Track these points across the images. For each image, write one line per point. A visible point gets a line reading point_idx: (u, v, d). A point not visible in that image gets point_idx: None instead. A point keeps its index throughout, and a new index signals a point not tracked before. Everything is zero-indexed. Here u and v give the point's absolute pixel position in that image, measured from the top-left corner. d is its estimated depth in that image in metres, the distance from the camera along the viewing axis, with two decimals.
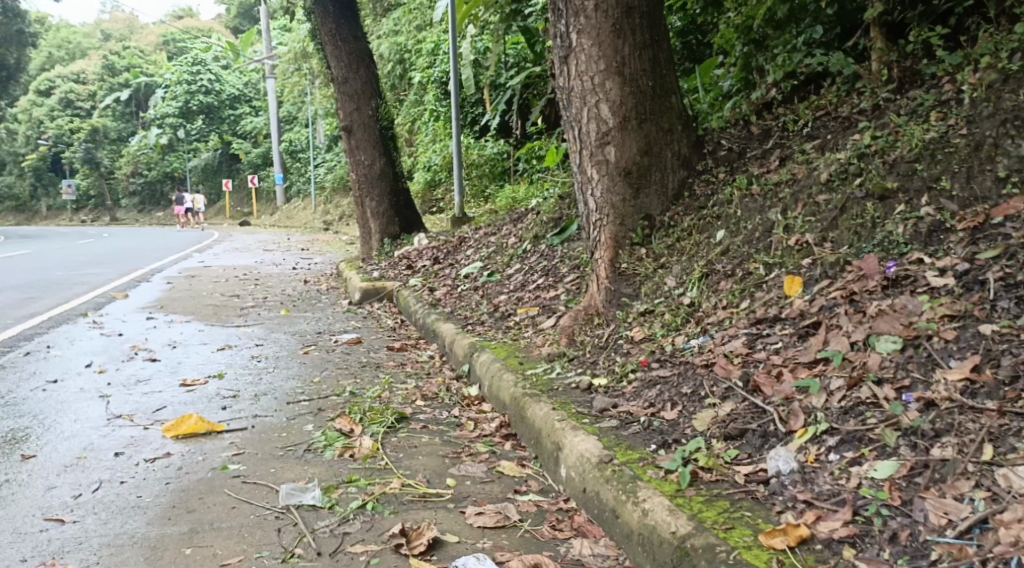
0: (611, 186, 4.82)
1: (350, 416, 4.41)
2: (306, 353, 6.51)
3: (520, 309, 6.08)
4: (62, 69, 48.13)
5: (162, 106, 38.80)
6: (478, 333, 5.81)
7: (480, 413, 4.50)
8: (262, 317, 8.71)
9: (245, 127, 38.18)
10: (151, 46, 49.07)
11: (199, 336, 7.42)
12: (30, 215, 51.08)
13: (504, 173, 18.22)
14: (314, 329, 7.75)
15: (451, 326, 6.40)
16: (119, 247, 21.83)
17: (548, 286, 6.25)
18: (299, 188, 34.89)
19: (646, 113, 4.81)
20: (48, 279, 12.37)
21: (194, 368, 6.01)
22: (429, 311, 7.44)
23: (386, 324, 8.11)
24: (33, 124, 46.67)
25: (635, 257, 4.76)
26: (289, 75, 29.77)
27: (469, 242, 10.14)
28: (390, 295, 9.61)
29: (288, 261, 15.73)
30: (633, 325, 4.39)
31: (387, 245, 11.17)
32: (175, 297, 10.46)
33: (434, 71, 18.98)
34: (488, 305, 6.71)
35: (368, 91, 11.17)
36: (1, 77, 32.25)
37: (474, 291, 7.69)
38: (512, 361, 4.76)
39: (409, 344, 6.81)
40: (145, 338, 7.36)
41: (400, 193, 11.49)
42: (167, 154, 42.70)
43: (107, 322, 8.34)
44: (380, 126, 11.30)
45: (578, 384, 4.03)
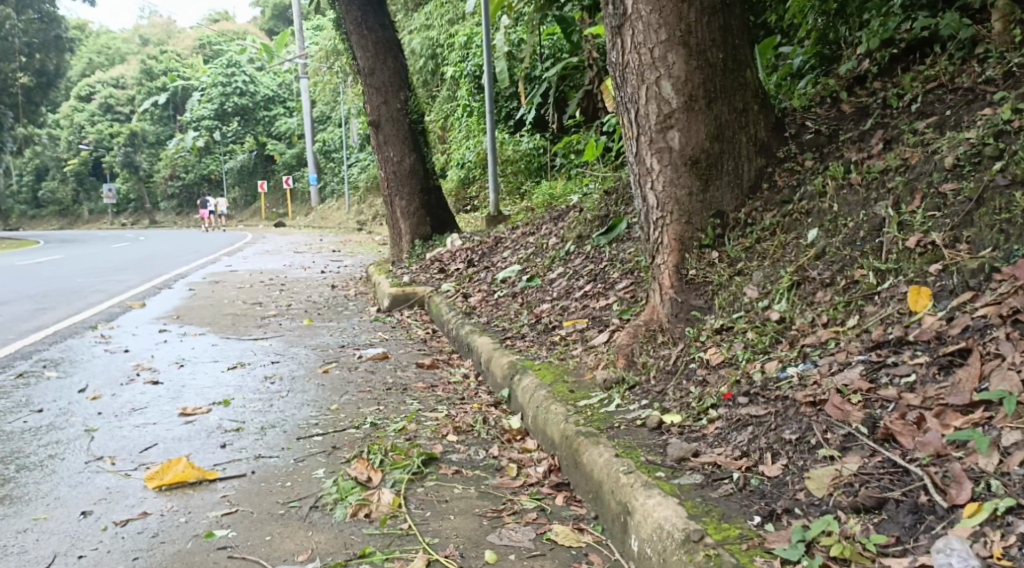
0: (675, 178, 4.07)
1: (366, 458, 3.71)
2: (325, 373, 5.83)
3: (566, 321, 5.35)
4: (101, 74, 48.46)
5: (198, 109, 38.79)
6: (518, 350, 5.08)
7: (524, 452, 3.77)
8: (282, 329, 8.05)
9: (279, 128, 37.86)
10: (186, 49, 48.99)
11: (212, 352, 6.77)
12: (74, 220, 51.41)
13: (541, 169, 17.52)
14: (336, 343, 7.07)
15: (487, 341, 5.68)
16: (152, 252, 21.50)
17: (597, 296, 5.50)
18: (333, 188, 34.48)
19: (716, 90, 4.04)
20: (66, 287, 11.85)
21: (200, 394, 5.35)
22: (464, 321, 6.74)
23: (417, 335, 7.42)
24: (73, 129, 46.81)
25: (705, 262, 4.00)
26: (321, 74, 29.33)
27: (506, 242, 9.44)
28: (420, 302, 8.92)
29: (317, 265, 15.11)
30: (707, 345, 3.63)
31: (418, 247, 10.49)
32: (194, 306, 9.87)
33: (467, 65, 18.33)
34: (529, 316, 5.98)
35: (397, 83, 10.49)
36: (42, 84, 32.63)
37: (513, 299, 6.99)
38: (561, 388, 4.02)
39: (442, 361, 6.11)
40: (154, 356, 6.73)
41: (431, 190, 10.79)
42: (202, 156, 42.53)
43: (116, 336, 7.73)
44: (410, 120, 10.60)
45: (643, 421, 3.29)
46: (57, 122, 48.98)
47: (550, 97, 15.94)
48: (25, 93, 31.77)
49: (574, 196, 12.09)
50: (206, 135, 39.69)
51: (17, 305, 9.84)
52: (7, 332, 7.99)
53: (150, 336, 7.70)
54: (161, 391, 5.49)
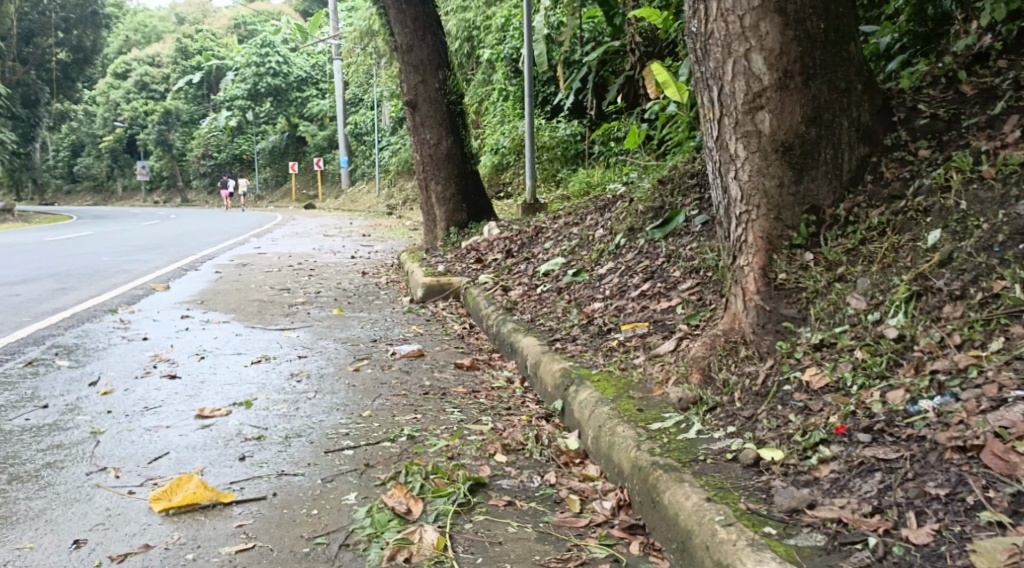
0: (763, 166, 3.52)
1: (403, 481, 3.25)
2: (356, 372, 5.34)
3: (623, 325, 4.81)
4: (138, 52, 48.39)
5: (232, 89, 38.55)
6: (571, 356, 4.58)
7: (584, 480, 3.27)
8: (311, 318, 7.60)
9: (311, 110, 37.35)
10: (222, 29, 48.81)
11: (235, 344, 6.31)
12: (109, 196, 51.48)
13: (578, 156, 17.11)
14: (367, 337, 6.60)
15: (534, 344, 5.15)
16: (181, 231, 21.21)
17: (658, 295, 4.98)
18: (365, 171, 34.15)
19: (815, 66, 3.48)
20: (91, 266, 11.49)
21: (219, 393, 4.89)
22: (505, 318, 6.24)
23: (453, 330, 6.93)
24: (109, 105, 46.83)
25: (797, 265, 3.46)
26: (354, 55, 28.95)
27: (547, 232, 8.90)
28: (455, 293, 8.43)
29: (347, 249, 14.65)
30: (804, 363, 3.12)
31: (454, 235, 10.00)
32: (220, 291, 9.44)
33: (504, 48, 17.79)
34: (579, 316, 5.47)
35: (435, 61, 9.97)
36: (79, 60, 32.61)
37: (557, 296, 6.49)
38: (626, 406, 3.51)
39: (482, 362, 5.59)
40: (174, 345, 6.28)
41: (468, 175, 10.27)
42: (234, 137, 42.33)
43: (136, 321, 7.30)
44: (448, 101, 10.08)
45: (735, 455, 2.82)
46: (94, 99, 49.01)
47: (589, 82, 15.40)
48: (62, 68, 31.79)
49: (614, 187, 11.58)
50: (239, 115, 39.48)
51: (38, 284, 9.47)
52: (23, 313, 7.58)
53: (172, 322, 7.26)
54: (180, 387, 5.03)
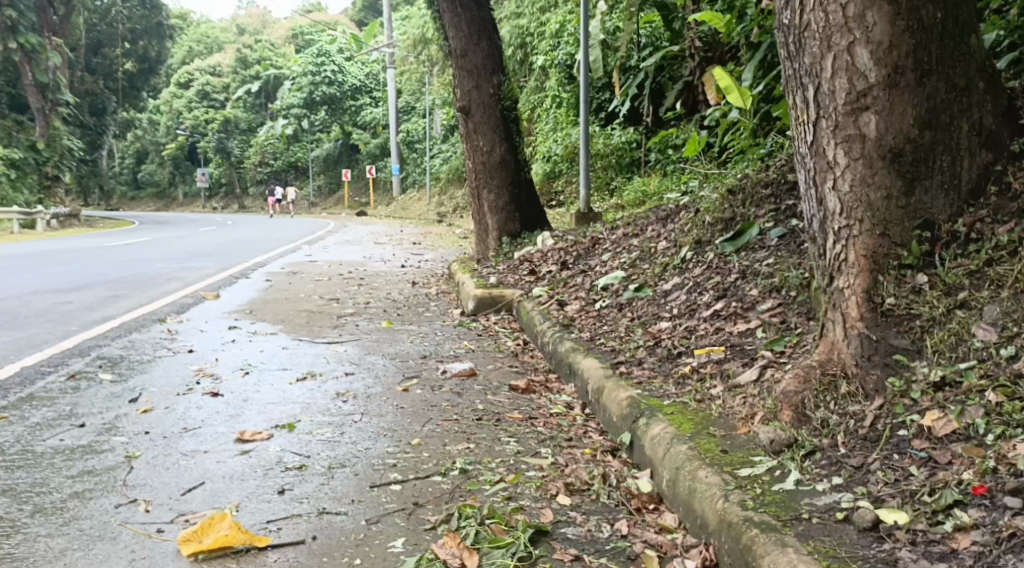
0: (868, 176, 3.11)
1: (457, 527, 2.90)
2: (405, 393, 4.99)
3: (696, 348, 4.39)
4: (198, 61, 49.11)
5: (287, 97, 38.80)
6: (638, 382, 4.18)
7: (661, 531, 2.88)
8: (359, 331, 7.28)
9: (364, 119, 37.36)
10: (280, 38, 49.31)
11: (280, 358, 5.99)
12: (168, 201, 52.23)
13: (633, 164, 17.00)
14: (417, 353, 6.25)
15: (595, 367, 4.74)
16: (235, 237, 21.19)
17: (733, 316, 4.56)
18: (416, 179, 34.06)
19: (931, 61, 3.05)
20: (143, 272, 11.33)
21: (260, 413, 4.53)
22: (563, 335, 5.87)
23: (505, 346, 6.55)
24: (171, 114, 47.57)
25: (908, 288, 3.08)
26: (408, 63, 28.88)
27: (605, 243, 8.50)
28: (508, 306, 8.08)
29: (398, 258, 14.38)
30: (924, 405, 2.76)
31: (506, 245, 9.64)
32: (268, 299, 9.17)
33: (559, 54, 17.46)
34: (644, 336, 5.06)
35: (490, 66, 9.63)
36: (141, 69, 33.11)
37: (618, 312, 6.10)
38: (707, 446, 3.10)
39: (537, 384, 5.19)
40: (217, 359, 5.96)
41: (521, 184, 9.90)
42: (289, 144, 42.66)
43: (182, 332, 7.00)
44: (502, 106, 9.73)
45: (848, 514, 2.45)
46: (155, 107, 49.84)
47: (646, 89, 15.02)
48: (127, 77, 32.31)
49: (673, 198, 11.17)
50: (294, 122, 39.73)
51: (89, 291, 9.30)
52: (70, 321, 7.34)
53: (218, 334, 6.97)
54: (222, 405, 4.68)
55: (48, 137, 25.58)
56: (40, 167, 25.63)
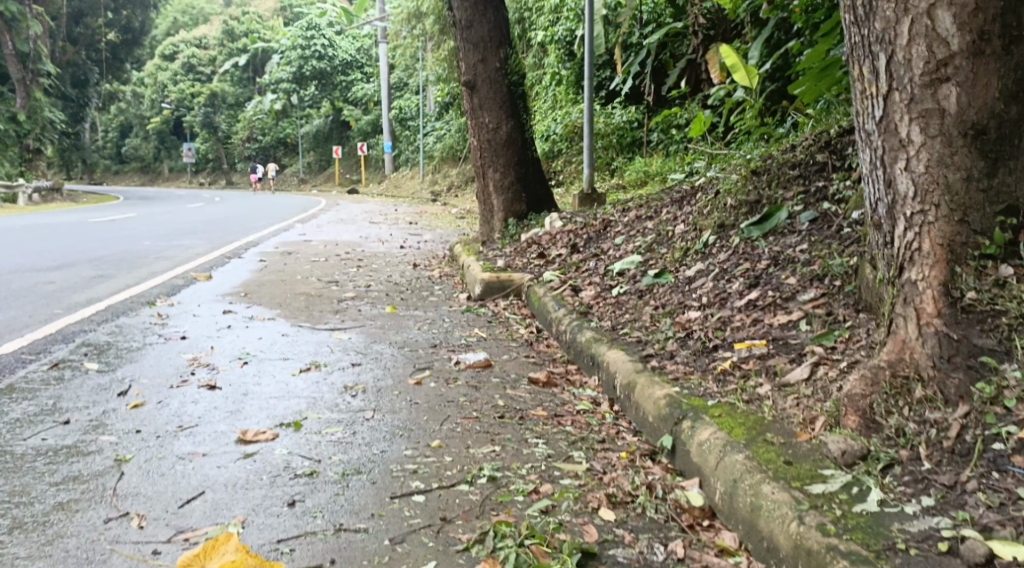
0: (946, 154, 2.90)
1: (495, 552, 2.64)
2: (417, 386, 4.67)
3: (736, 342, 4.06)
4: (187, 35, 48.38)
5: (277, 72, 38.23)
6: (675, 379, 3.87)
7: (721, 553, 2.62)
8: (362, 317, 6.95)
9: (356, 95, 36.82)
10: (269, 12, 48.55)
11: (281, 347, 5.64)
12: (156, 177, 51.65)
13: (634, 144, 16.80)
14: (426, 342, 5.93)
15: (623, 360, 4.43)
16: (225, 214, 20.74)
17: (773, 308, 4.26)
18: (408, 157, 33.65)
19: (1018, 27, 2.84)
20: (132, 251, 10.93)
21: (262, 410, 4.19)
22: (581, 324, 5.56)
23: (518, 334, 6.24)
24: (158, 87, 46.90)
25: (991, 281, 2.82)
26: (400, 37, 28.37)
27: (616, 226, 8.19)
28: (518, 291, 7.78)
29: (396, 238, 14.03)
30: (1021, 414, 2.52)
31: (512, 227, 9.32)
32: (264, 282, 8.80)
33: (558, 29, 17.08)
34: (672, 326, 4.75)
35: (496, 38, 9.28)
36: (128, 41, 32.52)
37: (639, 300, 5.79)
38: (767, 457, 2.80)
39: (558, 377, 4.88)
40: (213, 346, 5.61)
41: (528, 162, 9.56)
42: (279, 120, 42.12)
43: (175, 316, 6.63)
44: (509, 81, 9.39)
45: (952, 546, 2.25)
46: (142, 81, 49.17)
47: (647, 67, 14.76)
48: (112, 49, 31.78)
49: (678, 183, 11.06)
50: (284, 98, 39.12)
51: (76, 270, 8.90)
52: (56, 304, 6.97)
53: (212, 318, 6.61)
54: (220, 401, 4.34)
55: (29, 109, 25.09)
56: (22, 139, 25.13)
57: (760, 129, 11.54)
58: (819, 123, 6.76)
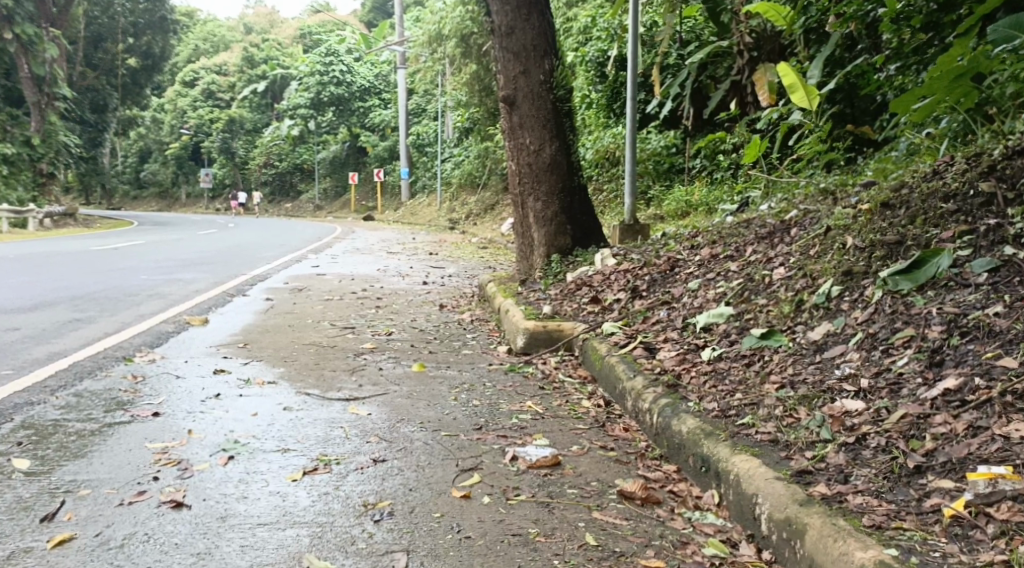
0: None
1: None
2: (467, 503, 3.32)
3: (973, 469, 2.75)
4: (206, 61, 47.72)
5: (295, 97, 37.34)
6: (876, 528, 2.61)
7: None
8: (384, 379, 5.57)
9: (373, 120, 35.71)
10: (287, 38, 47.81)
11: (282, 428, 4.26)
12: (172, 202, 50.74)
13: (672, 170, 15.57)
14: (468, 420, 4.56)
15: (766, 476, 3.06)
16: (236, 242, 19.54)
17: (998, 411, 2.94)
18: (425, 183, 32.60)
19: None
20: (122, 286, 9.62)
21: (242, 553, 2.91)
22: (675, 403, 4.22)
23: (582, 409, 4.87)
24: (176, 113, 46.40)
25: None
26: (421, 61, 27.25)
27: (686, 265, 6.88)
28: (567, 345, 6.40)
29: (417, 271, 12.78)
30: None
31: (555, 264, 7.98)
32: (267, 327, 7.43)
33: (589, 50, 15.86)
34: (826, 423, 3.37)
35: (542, 47, 8.01)
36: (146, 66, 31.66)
37: (747, 372, 4.43)
38: None
39: (657, 488, 3.52)
40: (192, 424, 4.24)
41: (575, 190, 8.21)
42: (296, 146, 41.20)
43: (152, 378, 5.27)
44: (556, 96, 8.09)
45: None
46: (161, 106, 48.52)
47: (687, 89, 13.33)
48: (132, 75, 30.77)
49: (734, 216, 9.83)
50: (301, 124, 38.17)
51: (50, 313, 7.61)
52: (8, 361, 5.64)
53: (199, 380, 5.24)
54: (183, 532, 3.03)
55: (43, 133, 24.02)
56: (35, 163, 24.13)
57: (826, 157, 10.27)
58: (956, 150, 5.51)
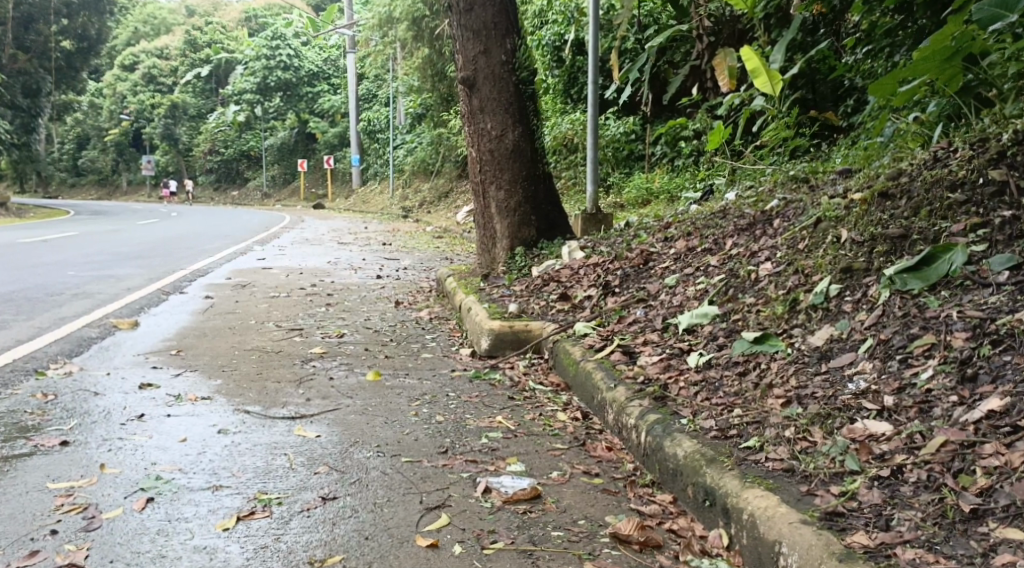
0: None
1: None
2: (430, 557, 2.86)
3: None
4: (148, 45, 46.21)
5: (240, 82, 36.25)
6: None
7: None
8: (336, 391, 5.01)
9: (322, 106, 34.83)
10: (232, 21, 46.51)
11: (214, 456, 3.70)
12: (113, 190, 49.22)
13: (632, 157, 15.13)
14: (431, 441, 4.04)
15: (789, 520, 2.66)
16: (176, 232, 18.69)
17: None
18: (376, 170, 31.88)
19: None
20: (47, 284, 8.89)
21: None
22: (664, 420, 3.74)
23: (558, 424, 4.38)
24: (116, 99, 44.91)
25: None
26: (371, 45, 26.48)
27: (660, 260, 6.41)
28: (535, 348, 5.91)
29: (369, 263, 12.20)
30: None
31: (519, 258, 7.47)
32: (205, 330, 6.83)
33: (545, 34, 15.31)
34: (850, 449, 2.94)
35: (503, 25, 7.49)
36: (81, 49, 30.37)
37: (742, 383, 3.96)
38: None
39: (655, 526, 3.06)
40: (105, 455, 3.66)
41: (540, 178, 7.71)
42: (242, 132, 40.10)
43: (66, 396, 4.65)
44: (518, 78, 7.57)
45: None
46: (100, 91, 46.97)
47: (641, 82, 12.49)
48: (65, 57, 29.63)
49: (700, 204, 9.41)
50: (247, 109, 37.10)
51: None
52: None
53: (122, 397, 4.65)
54: None
55: None
56: None
57: (790, 144, 9.90)
58: (953, 135, 5.09)
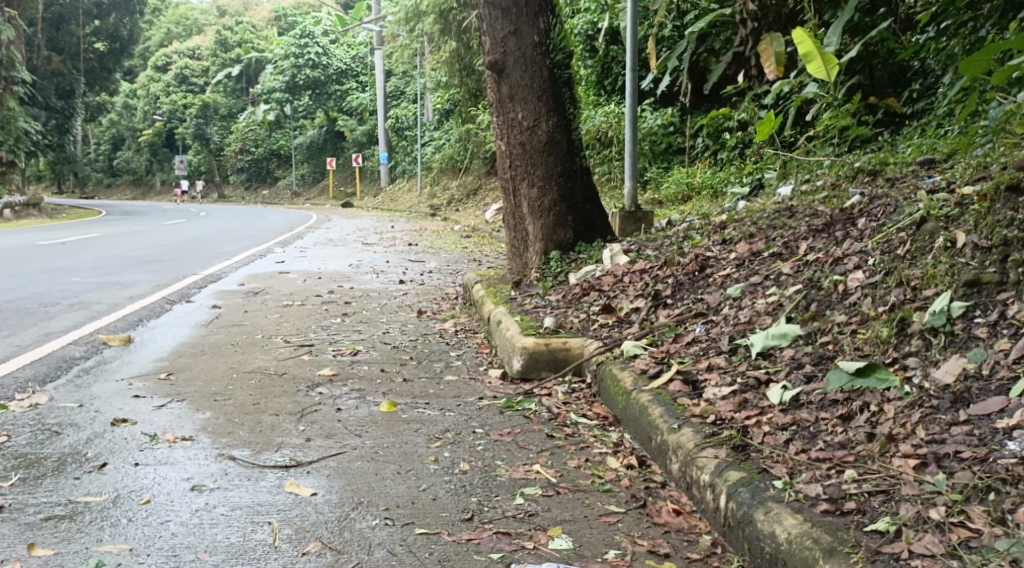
0: None
1: None
2: None
3: None
4: (179, 45, 45.88)
5: (269, 81, 35.65)
6: None
7: None
8: (342, 427, 4.21)
9: (351, 104, 34.10)
10: (263, 20, 46.10)
11: (176, 529, 2.98)
12: (145, 190, 49.00)
13: (671, 151, 14.20)
14: (453, 501, 3.24)
15: None
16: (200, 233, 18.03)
17: None
18: (405, 168, 31.06)
19: None
20: (42, 293, 8.19)
21: None
22: (753, 482, 2.91)
23: (611, 474, 3.54)
24: (149, 99, 44.64)
25: None
26: (399, 40, 25.70)
27: (718, 266, 5.54)
28: (575, 369, 5.08)
29: (392, 266, 11.42)
30: None
31: (555, 263, 6.63)
32: (202, 346, 6.07)
33: (578, 22, 14.45)
34: None
35: (534, 2, 6.68)
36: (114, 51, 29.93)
37: (849, 430, 3.10)
38: None
39: None
40: (39, 533, 2.95)
41: (577, 173, 6.86)
42: (271, 131, 39.59)
43: (19, 437, 3.90)
44: (552, 61, 6.74)
45: None
46: (132, 92, 46.73)
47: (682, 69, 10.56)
48: (97, 58, 29.16)
49: (750, 200, 8.49)
50: (277, 108, 36.55)
51: None
52: None
53: (84, 440, 3.88)
54: None
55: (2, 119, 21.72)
56: None
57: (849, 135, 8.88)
58: None
